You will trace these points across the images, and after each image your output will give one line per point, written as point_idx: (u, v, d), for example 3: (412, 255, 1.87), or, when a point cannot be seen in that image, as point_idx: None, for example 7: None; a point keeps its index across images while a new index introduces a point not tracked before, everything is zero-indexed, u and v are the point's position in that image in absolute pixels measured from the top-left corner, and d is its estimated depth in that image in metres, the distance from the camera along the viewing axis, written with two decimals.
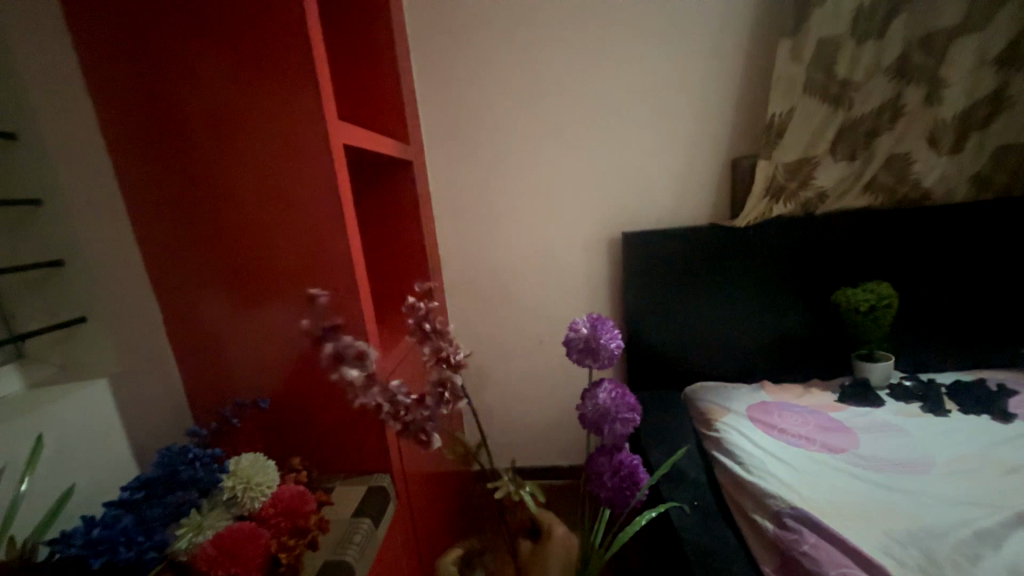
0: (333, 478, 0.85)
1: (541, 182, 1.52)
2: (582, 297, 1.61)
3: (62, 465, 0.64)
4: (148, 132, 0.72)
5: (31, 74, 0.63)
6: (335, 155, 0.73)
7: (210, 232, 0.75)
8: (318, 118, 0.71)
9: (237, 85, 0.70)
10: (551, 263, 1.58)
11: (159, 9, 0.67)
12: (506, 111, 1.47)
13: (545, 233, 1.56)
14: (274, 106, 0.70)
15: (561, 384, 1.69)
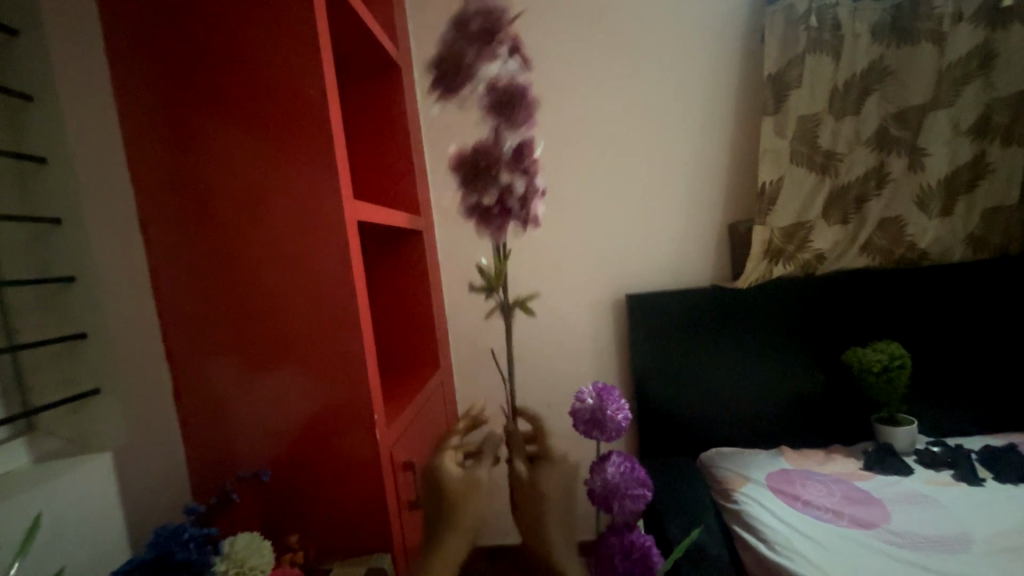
0: (329, 561, 0.81)
1: (545, 247, 1.57)
2: (589, 360, 1.60)
3: (56, 547, 0.63)
4: (179, 208, 0.77)
5: (86, 173, 0.71)
6: (347, 222, 0.77)
7: (227, 296, 0.78)
8: (335, 193, 0.76)
9: (265, 166, 0.76)
10: (557, 325, 1.60)
11: (200, 105, 0.76)
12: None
13: (550, 295, 1.59)
14: (296, 177, 0.76)
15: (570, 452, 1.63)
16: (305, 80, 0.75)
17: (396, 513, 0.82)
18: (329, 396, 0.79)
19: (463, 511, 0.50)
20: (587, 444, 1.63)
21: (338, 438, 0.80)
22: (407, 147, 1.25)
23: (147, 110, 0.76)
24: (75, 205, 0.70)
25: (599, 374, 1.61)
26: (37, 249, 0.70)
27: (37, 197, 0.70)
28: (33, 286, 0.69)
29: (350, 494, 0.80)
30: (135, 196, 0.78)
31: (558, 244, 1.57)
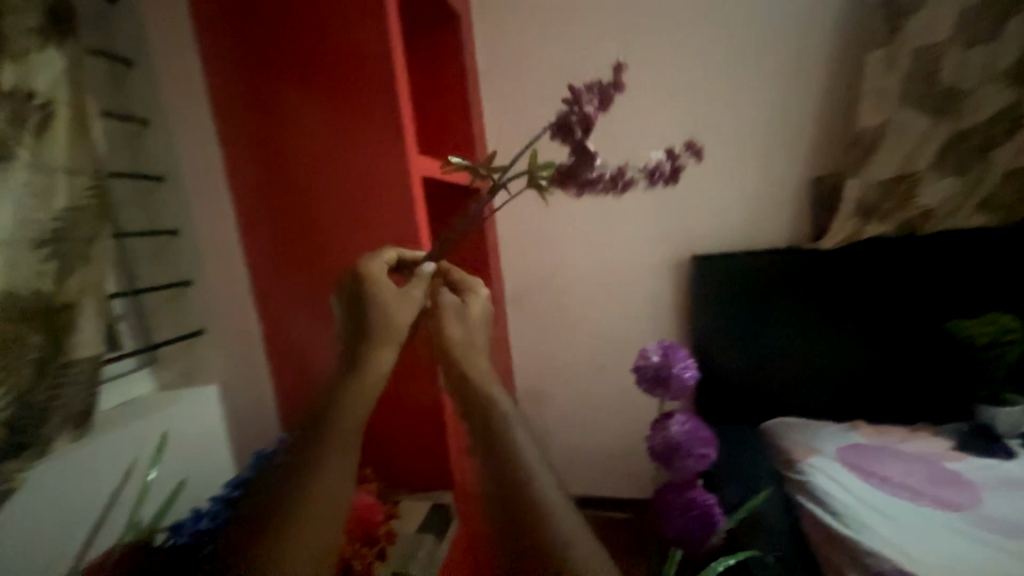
0: (398, 493, 0.91)
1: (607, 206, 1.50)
2: (647, 321, 1.57)
3: (180, 460, 0.74)
4: (259, 169, 0.82)
5: (181, 133, 0.78)
6: (414, 182, 0.80)
7: (304, 252, 0.84)
8: (403, 153, 0.79)
9: (336, 133, 0.79)
10: (615, 285, 1.56)
11: (276, 67, 0.78)
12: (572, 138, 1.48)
13: (611, 256, 1.54)
14: (366, 138, 0.79)
15: (623, 409, 1.65)
16: (373, 46, 0.76)
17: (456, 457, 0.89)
18: None
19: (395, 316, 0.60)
20: (642, 406, 1.64)
21: (404, 387, 0.86)
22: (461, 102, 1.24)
23: (229, 85, 0.80)
24: (173, 164, 0.78)
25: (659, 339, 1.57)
26: (144, 205, 0.79)
27: (140, 154, 0.78)
28: (143, 236, 0.78)
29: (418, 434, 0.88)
30: (220, 159, 0.83)
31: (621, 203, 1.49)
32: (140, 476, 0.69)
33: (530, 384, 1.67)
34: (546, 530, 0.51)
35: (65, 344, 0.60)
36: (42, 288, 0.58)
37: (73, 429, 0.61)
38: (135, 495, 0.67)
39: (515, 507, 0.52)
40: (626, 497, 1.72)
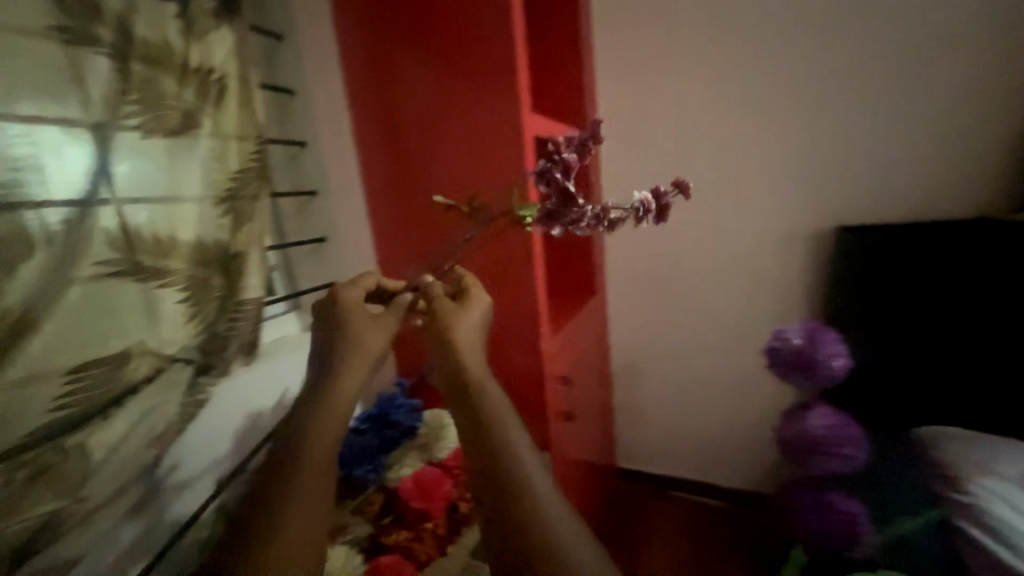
0: None
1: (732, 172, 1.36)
2: (763, 300, 1.43)
3: None
4: (382, 140, 0.90)
5: (321, 106, 0.88)
6: (525, 149, 0.83)
7: (417, 216, 0.91)
8: (516, 121, 0.82)
9: (453, 106, 0.84)
10: (729, 259, 1.43)
11: (401, 41, 0.84)
12: (697, 95, 1.34)
13: (730, 228, 1.40)
14: (481, 107, 0.83)
15: (726, 392, 1.56)
16: (485, 21, 0.80)
17: (554, 418, 0.92)
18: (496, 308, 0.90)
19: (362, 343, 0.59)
20: (752, 392, 1.53)
21: (505, 346, 0.91)
22: (576, 63, 1.21)
23: (357, 69, 0.88)
24: (315, 133, 0.88)
25: (779, 321, 1.43)
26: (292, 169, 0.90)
27: (290, 123, 0.88)
28: (290, 197, 0.89)
29: (517, 392, 0.92)
30: (350, 128, 0.92)
31: (750, 170, 1.35)
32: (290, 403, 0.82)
33: (625, 358, 1.63)
34: (551, 553, 0.45)
35: (239, 287, 0.72)
36: (222, 238, 0.69)
37: (244, 356, 0.73)
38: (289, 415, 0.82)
39: (511, 533, 0.48)
40: (725, 486, 1.66)
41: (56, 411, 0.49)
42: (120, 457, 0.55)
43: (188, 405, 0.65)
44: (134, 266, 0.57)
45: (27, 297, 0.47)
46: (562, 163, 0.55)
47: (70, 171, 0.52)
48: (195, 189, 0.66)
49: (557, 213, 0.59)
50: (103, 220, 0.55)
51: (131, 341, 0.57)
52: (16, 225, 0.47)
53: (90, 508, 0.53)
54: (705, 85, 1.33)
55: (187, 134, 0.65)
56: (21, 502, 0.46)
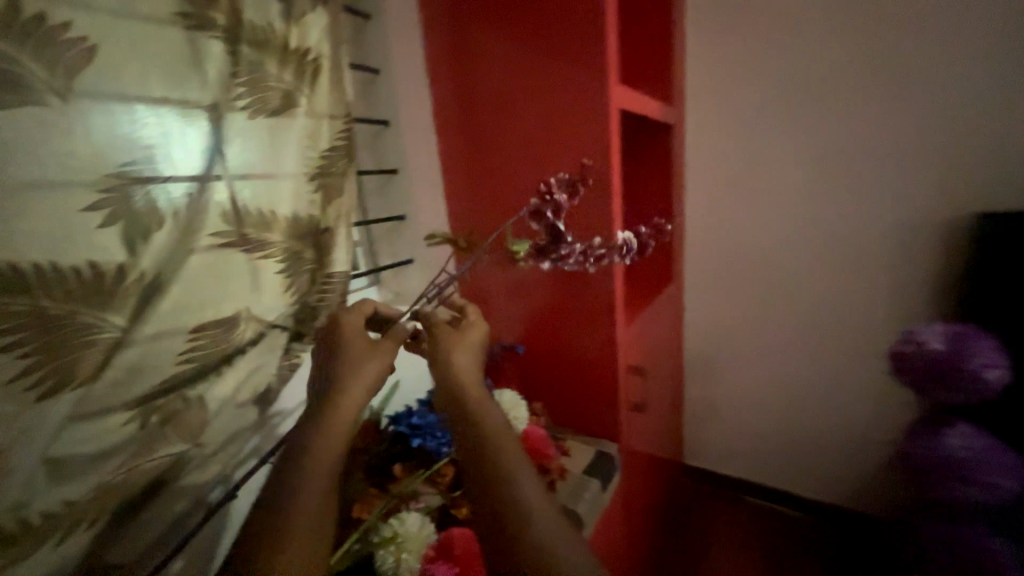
0: (564, 431, 0.97)
1: (836, 164, 1.28)
2: (859, 295, 1.34)
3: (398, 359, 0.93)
4: (459, 121, 0.91)
5: (401, 82, 0.88)
6: (607, 128, 0.79)
7: (491, 196, 0.93)
8: (601, 98, 0.78)
9: (536, 86, 0.82)
10: (821, 252, 1.36)
11: (484, 16, 0.82)
12: (800, 80, 1.27)
13: (828, 224, 1.33)
14: (562, 84, 0.80)
15: (807, 391, 1.49)
16: None
17: (623, 409, 0.90)
18: (562, 293, 0.87)
19: (361, 361, 0.56)
20: (841, 397, 1.46)
21: (571, 332, 0.90)
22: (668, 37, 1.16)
23: (439, 49, 0.88)
24: (394, 110, 0.89)
25: (882, 326, 1.33)
26: (376, 147, 0.93)
27: (373, 102, 0.91)
28: (373, 175, 0.93)
29: (584, 379, 0.91)
30: (430, 108, 0.92)
31: (859, 161, 1.25)
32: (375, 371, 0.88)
33: (699, 348, 1.63)
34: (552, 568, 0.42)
35: (329, 261, 0.77)
36: (313, 214, 0.73)
37: (331, 326, 0.78)
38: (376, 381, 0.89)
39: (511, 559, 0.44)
40: (800, 494, 1.60)
41: (180, 364, 0.56)
42: (229, 410, 0.62)
43: (283, 367, 0.71)
44: (241, 238, 0.62)
45: (157, 265, 0.54)
46: (548, 209, 0.60)
47: (189, 149, 0.57)
48: (292, 165, 0.69)
49: (545, 251, 0.63)
50: (216, 195, 0.60)
51: (239, 307, 0.62)
52: (151, 201, 0.53)
53: (207, 452, 0.61)
54: (808, 63, 1.25)
55: (286, 113, 0.68)
56: (152, 442, 0.54)
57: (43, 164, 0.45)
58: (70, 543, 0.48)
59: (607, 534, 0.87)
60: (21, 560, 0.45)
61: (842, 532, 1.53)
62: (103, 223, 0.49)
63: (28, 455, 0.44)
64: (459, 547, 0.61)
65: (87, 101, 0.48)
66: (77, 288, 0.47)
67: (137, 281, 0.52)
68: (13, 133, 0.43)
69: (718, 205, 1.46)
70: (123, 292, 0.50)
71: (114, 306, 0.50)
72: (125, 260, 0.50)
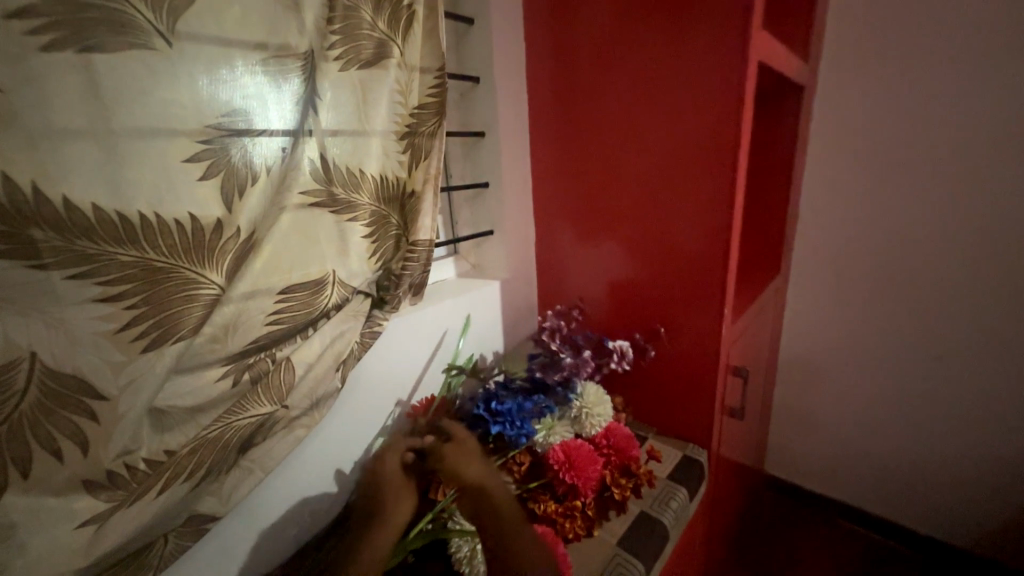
0: (645, 428, 0.93)
1: (1011, 143, 1.06)
2: (1002, 307, 1.15)
3: (475, 333, 0.91)
4: (555, 84, 0.85)
5: (494, 33, 0.80)
6: (729, 92, 0.68)
7: (579, 168, 0.88)
8: (729, 55, 0.67)
9: (656, 63, 0.74)
10: (959, 254, 1.18)
11: None
12: (972, 42, 1.06)
13: (992, 218, 1.12)
14: (678, 40, 0.71)
15: (919, 408, 1.33)
16: None
17: (717, 412, 0.84)
18: (651, 276, 0.85)
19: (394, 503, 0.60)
20: (963, 421, 1.27)
21: (659, 321, 0.86)
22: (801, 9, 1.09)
23: (541, 10, 0.82)
24: (486, 66, 0.82)
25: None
26: (463, 108, 0.87)
27: (464, 57, 0.84)
28: (459, 139, 0.88)
29: (671, 372, 0.87)
30: (527, 70, 0.88)
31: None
32: (451, 347, 0.87)
33: (793, 348, 1.52)
34: None
35: (414, 226, 0.72)
36: (401, 176, 0.70)
37: (411, 295, 0.75)
38: (451, 357, 0.87)
39: None
40: (912, 525, 1.43)
41: (270, 325, 0.54)
42: (314, 375, 0.61)
43: (365, 336, 0.69)
44: (331, 198, 0.60)
45: (253, 222, 0.52)
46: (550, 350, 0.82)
47: (283, 101, 0.54)
48: (382, 122, 0.65)
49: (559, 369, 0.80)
50: (309, 151, 0.56)
51: (327, 269, 0.60)
52: (247, 155, 0.51)
53: (291, 415, 0.60)
54: (979, 23, 1.04)
55: (379, 64, 0.62)
56: (245, 399, 0.54)
57: (151, 113, 0.44)
58: (171, 493, 0.49)
59: (686, 546, 0.80)
60: (127, 503, 0.46)
61: None
62: (203, 175, 0.47)
63: (135, 405, 0.45)
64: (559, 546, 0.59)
65: (188, 45, 0.45)
66: (178, 242, 0.46)
67: (234, 238, 0.50)
68: (121, 77, 0.41)
69: (834, 192, 1.32)
70: (221, 248, 0.49)
71: (213, 263, 0.49)
72: (221, 215, 0.49)
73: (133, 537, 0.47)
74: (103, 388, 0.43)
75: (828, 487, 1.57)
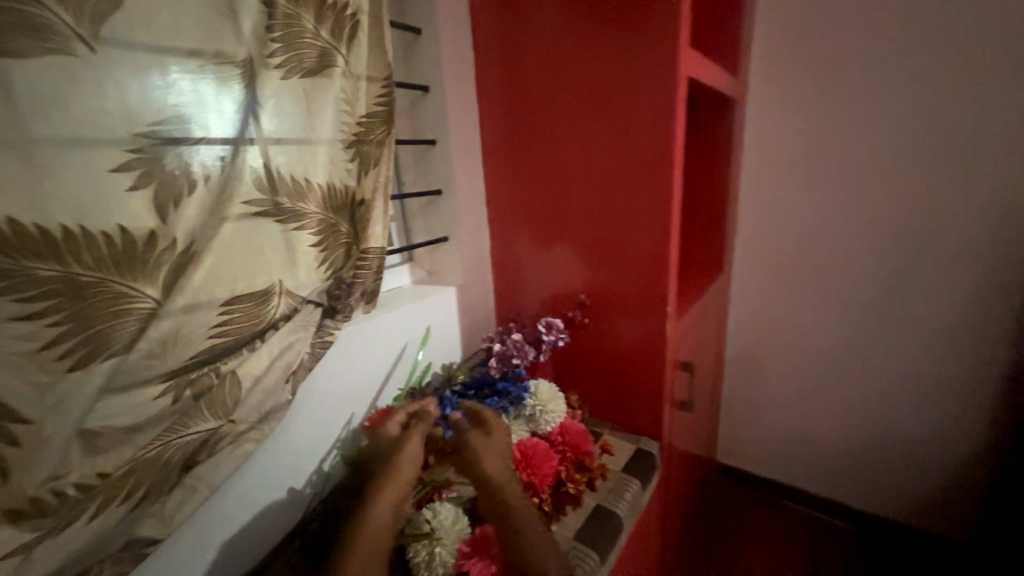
0: (602, 425, 0.96)
1: (911, 151, 1.20)
2: (913, 297, 1.29)
3: (432, 340, 0.91)
4: (504, 93, 0.87)
5: (444, 44, 0.82)
6: (665, 104, 0.73)
7: (531, 172, 0.90)
8: (663, 70, 0.72)
9: (599, 75, 0.77)
10: (877, 250, 1.30)
11: None
12: (876, 61, 1.19)
13: (904, 217, 1.25)
14: (619, 53, 0.75)
15: (850, 393, 1.45)
16: None
17: (666, 405, 0.88)
18: (603, 277, 0.88)
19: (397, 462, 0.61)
20: (885, 401, 1.40)
21: (612, 320, 0.89)
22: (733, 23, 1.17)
23: (490, 22, 0.84)
24: (436, 77, 0.84)
25: (935, 330, 1.28)
26: (414, 116, 0.88)
27: (414, 66, 0.85)
28: (411, 146, 0.89)
29: (624, 371, 0.90)
30: (477, 80, 0.90)
31: (942, 147, 1.16)
32: (411, 357, 0.87)
33: (739, 342, 1.61)
34: None
35: (365, 234, 0.73)
36: (350, 185, 0.70)
37: (365, 304, 0.75)
38: (410, 369, 0.87)
39: None
40: (849, 502, 1.54)
41: (212, 338, 0.53)
42: (262, 388, 0.60)
43: (316, 346, 0.68)
44: (276, 207, 0.59)
45: (189, 233, 0.50)
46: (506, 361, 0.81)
47: (223, 110, 0.53)
48: (329, 131, 0.65)
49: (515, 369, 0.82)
50: (251, 160, 0.56)
51: (272, 280, 0.59)
52: (184, 164, 0.50)
53: (239, 430, 0.58)
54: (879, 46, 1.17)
55: (323, 73, 0.62)
56: (185, 416, 0.52)
57: (74, 120, 0.42)
58: (104, 518, 0.47)
59: (642, 535, 0.84)
60: (55, 532, 0.43)
61: (891, 544, 1.47)
62: (134, 186, 0.46)
63: (62, 427, 0.43)
64: (496, 545, 0.62)
65: (115, 51, 0.44)
66: (107, 255, 0.44)
67: (169, 250, 0.49)
68: (39, 83, 0.40)
69: (769, 195, 1.42)
70: (155, 260, 0.48)
71: (146, 276, 0.47)
72: (154, 227, 0.47)
73: (58, 567, 0.45)
74: (25, 411, 0.40)
75: (776, 473, 1.67)
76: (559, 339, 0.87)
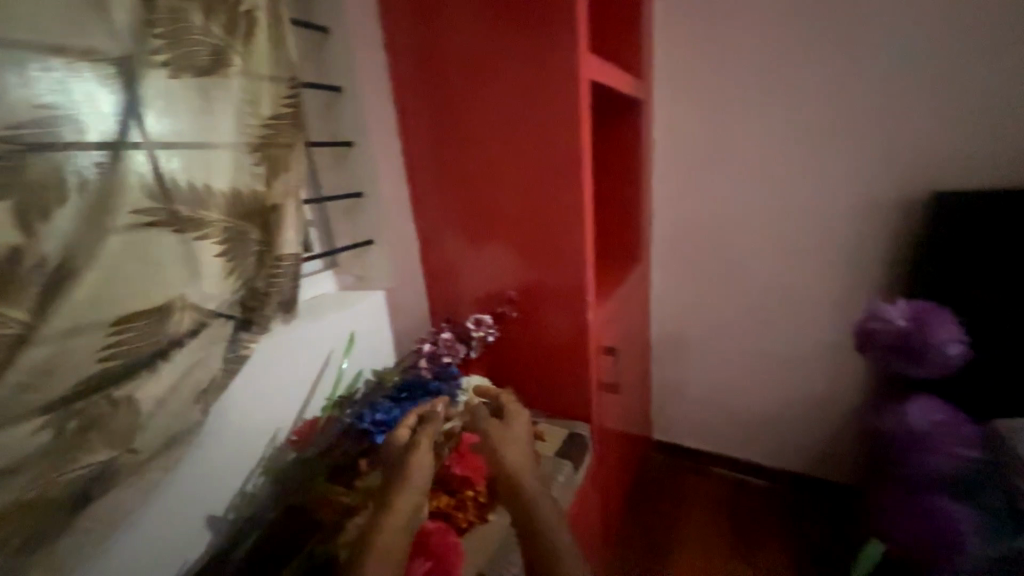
0: (538, 414, 0.99)
1: (791, 146, 1.37)
2: (802, 274, 1.46)
3: (360, 346, 0.89)
4: (422, 93, 0.87)
5: (355, 45, 0.81)
6: (577, 104, 0.78)
7: (456, 172, 0.91)
8: (571, 73, 0.77)
9: (515, 76, 0.80)
10: (772, 235, 1.47)
11: None
12: (759, 68, 1.34)
13: (790, 205, 1.42)
14: (531, 56, 0.78)
15: (757, 362, 1.62)
16: None
17: (594, 387, 0.94)
18: (533, 270, 0.91)
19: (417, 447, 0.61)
20: (786, 368, 1.59)
21: (542, 312, 0.93)
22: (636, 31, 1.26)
23: (401, 22, 0.84)
24: (349, 77, 0.82)
25: (821, 302, 1.47)
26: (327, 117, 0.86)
27: (324, 66, 0.83)
28: (326, 147, 0.86)
29: (556, 359, 0.94)
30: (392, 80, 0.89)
31: (814, 142, 1.34)
32: (338, 365, 0.85)
33: (663, 326, 1.73)
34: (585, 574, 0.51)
35: (278, 241, 0.70)
36: (258, 189, 0.66)
37: (283, 314, 0.72)
38: (336, 378, 0.85)
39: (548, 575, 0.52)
40: (764, 461, 1.72)
41: (102, 363, 0.48)
42: (166, 411, 0.56)
43: (229, 361, 0.65)
44: (172, 216, 0.54)
45: (64, 247, 0.45)
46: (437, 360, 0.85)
47: (101, 110, 0.49)
48: (231, 133, 0.62)
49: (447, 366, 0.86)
50: (137, 164, 0.51)
51: (173, 295, 0.55)
52: (51, 171, 0.45)
53: (141, 459, 0.54)
54: (760, 54, 1.33)
55: (220, 72, 0.59)
56: (72, 450, 0.47)
57: None
58: None
59: (581, 514, 0.88)
60: None
61: (799, 494, 1.66)
62: None
63: None
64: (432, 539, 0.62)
65: None
66: None
67: (38, 267, 0.44)
68: None
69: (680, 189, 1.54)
70: (22, 279, 0.43)
71: (9, 297, 0.42)
72: (18, 242, 0.42)
73: None
74: None
75: (703, 444, 1.81)
76: (488, 334, 0.90)
